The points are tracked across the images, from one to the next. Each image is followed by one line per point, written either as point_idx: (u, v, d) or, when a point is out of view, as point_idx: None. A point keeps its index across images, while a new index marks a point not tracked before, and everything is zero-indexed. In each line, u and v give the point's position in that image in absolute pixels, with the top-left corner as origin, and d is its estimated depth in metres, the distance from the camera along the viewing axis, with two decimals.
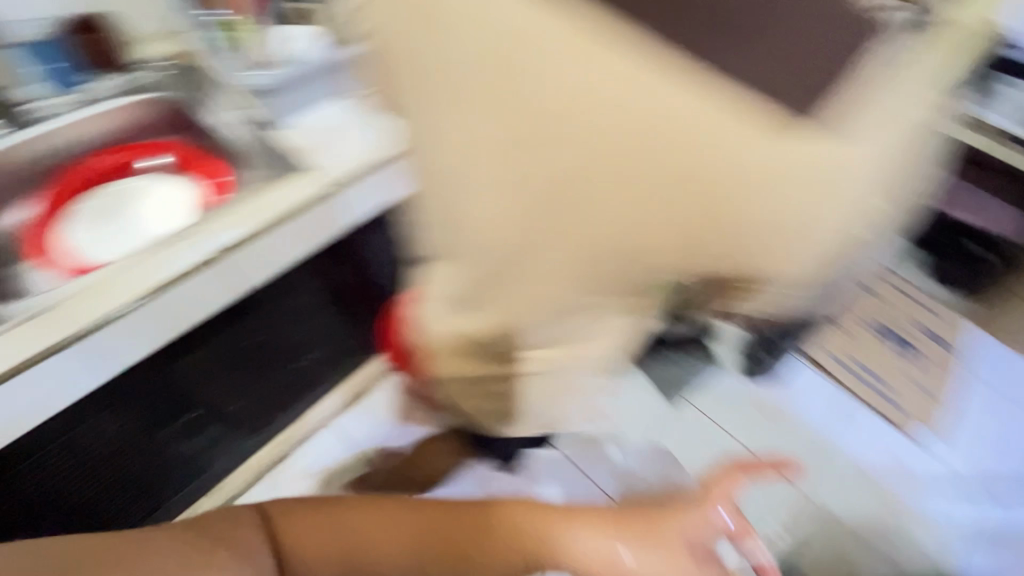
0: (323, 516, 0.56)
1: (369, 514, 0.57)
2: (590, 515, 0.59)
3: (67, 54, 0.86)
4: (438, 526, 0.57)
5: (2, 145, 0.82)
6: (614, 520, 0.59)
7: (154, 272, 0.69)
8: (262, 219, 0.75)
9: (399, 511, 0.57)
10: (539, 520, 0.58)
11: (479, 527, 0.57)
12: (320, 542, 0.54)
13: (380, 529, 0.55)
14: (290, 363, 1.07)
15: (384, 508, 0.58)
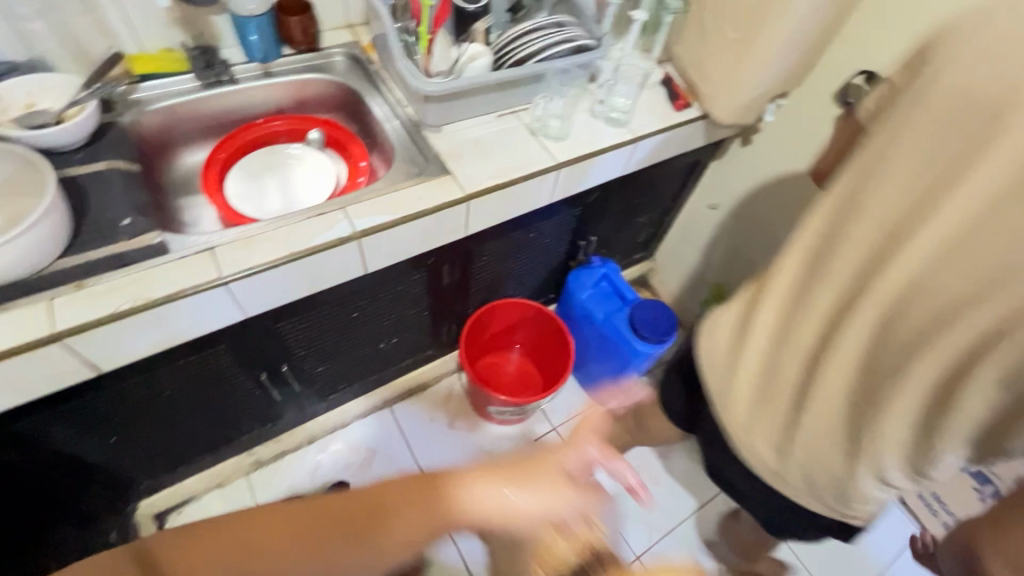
0: (180, 553, 0.42)
1: (228, 551, 0.42)
2: (478, 496, 0.49)
3: (266, 30, 0.92)
4: (334, 513, 0.46)
5: (194, 95, 0.92)
6: (502, 489, 0.50)
7: (297, 240, 0.75)
8: (400, 212, 0.80)
9: (267, 538, 0.43)
10: (433, 504, 0.48)
11: (367, 508, 0.47)
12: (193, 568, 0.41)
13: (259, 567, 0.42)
14: (373, 343, 1.14)
15: (242, 531, 0.44)
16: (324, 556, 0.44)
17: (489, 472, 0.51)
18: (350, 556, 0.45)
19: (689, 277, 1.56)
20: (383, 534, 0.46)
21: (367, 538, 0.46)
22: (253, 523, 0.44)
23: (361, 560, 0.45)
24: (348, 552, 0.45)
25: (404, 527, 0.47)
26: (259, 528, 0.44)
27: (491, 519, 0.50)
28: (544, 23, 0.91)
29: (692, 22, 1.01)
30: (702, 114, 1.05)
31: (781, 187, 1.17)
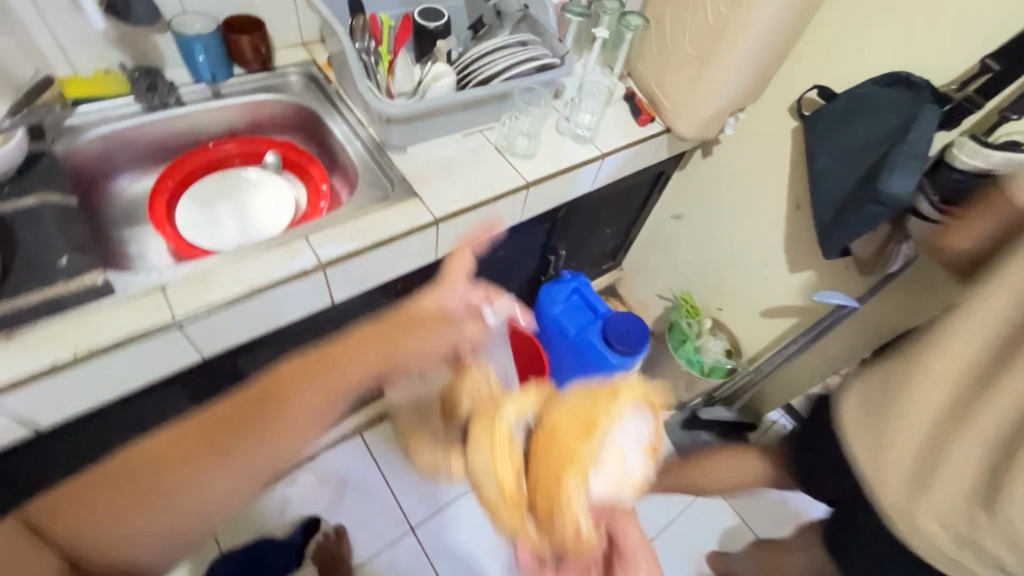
0: (94, 501, 0.50)
1: (131, 482, 0.51)
2: (353, 367, 0.60)
3: (213, 51, 0.87)
4: (216, 420, 0.55)
5: (136, 120, 0.86)
6: (360, 359, 0.61)
7: (258, 275, 0.71)
8: (367, 239, 0.77)
9: (169, 456, 0.52)
10: (321, 381, 0.58)
11: (256, 399, 0.57)
12: (113, 505, 0.49)
13: (175, 479, 0.51)
14: (342, 372, 1.09)
15: (147, 462, 0.52)
16: (229, 450, 0.54)
17: (357, 348, 0.61)
18: (250, 442, 0.54)
19: (657, 285, 1.58)
20: (277, 414, 0.56)
21: (262, 425, 0.55)
22: (156, 457, 0.52)
23: (267, 440, 0.55)
24: (248, 438, 0.54)
25: (294, 405, 0.56)
26: (161, 454, 0.53)
27: (372, 377, 0.61)
28: (508, 42, 0.90)
29: (652, 38, 1.02)
30: (666, 129, 1.06)
31: (742, 197, 1.20)
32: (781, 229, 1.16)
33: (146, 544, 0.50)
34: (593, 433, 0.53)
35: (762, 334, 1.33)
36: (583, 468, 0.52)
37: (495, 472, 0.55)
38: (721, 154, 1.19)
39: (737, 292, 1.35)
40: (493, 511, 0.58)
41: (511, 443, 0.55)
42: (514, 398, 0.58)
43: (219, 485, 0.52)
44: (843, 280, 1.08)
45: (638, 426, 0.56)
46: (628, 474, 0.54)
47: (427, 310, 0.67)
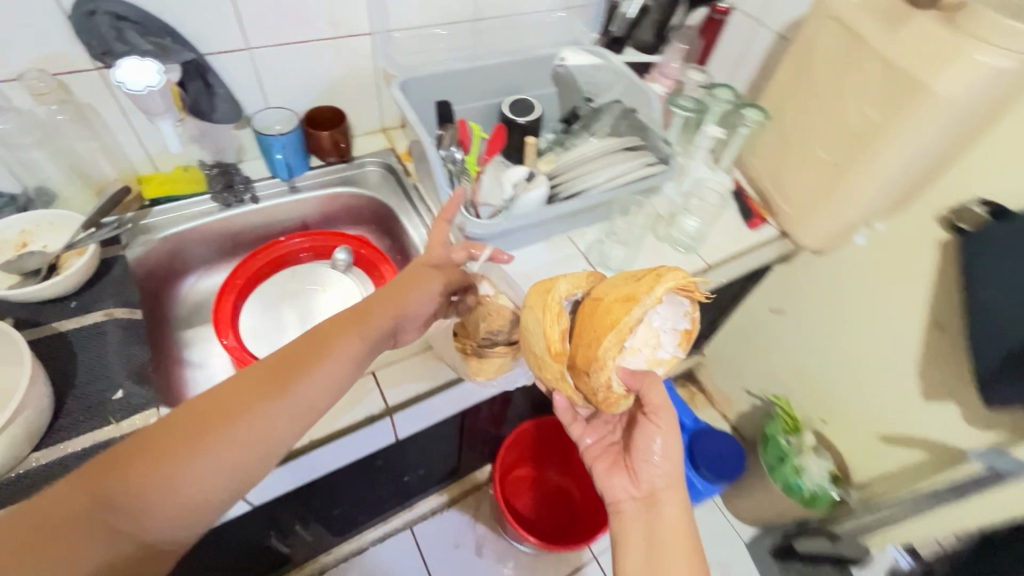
0: (138, 466, 0.44)
1: (183, 433, 0.46)
2: (383, 313, 0.59)
3: (291, 149, 0.82)
4: (271, 364, 0.52)
5: (212, 219, 0.82)
6: (391, 306, 0.59)
7: (318, 425, 0.63)
8: (440, 376, 0.69)
9: (225, 403, 0.48)
10: (362, 329, 0.57)
11: (311, 344, 0.54)
12: (173, 458, 0.45)
13: (236, 428, 0.47)
14: (399, 478, 1.00)
15: (196, 412, 0.47)
16: (289, 387, 0.50)
17: (379, 297, 0.60)
18: (307, 380, 0.51)
19: (745, 380, 1.39)
20: (333, 356, 0.53)
21: (312, 366, 0.52)
22: (207, 404, 0.48)
23: (327, 376, 0.53)
24: (303, 375, 0.52)
25: (342, 341, 0.55)
26: (213, 405, 0.48)
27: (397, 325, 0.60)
28: (609, 145, 0.81)
29: (770, 134, 0.89)
30: (781, 232, 0.92)
31: (866, 307, 1.02)
32: (918, 351, 0.96)
33: (213, 497, 0.46)
34: (634, 305, 0.49)
35: (881, 462, 1.11)
36: (623, 335, 0.49)
37: (540, 330, 0.55)
38: (841, 257, 1.01)
39: (850, 409, 1.14)
40: (540, 372, 0.59)
41: (560, 313, 0.55)
42: (565, 276, 0.58)
43: (285, 426, 0.50)
44: (1005, 429, 0.87)
45: (674, 311, 0.54)
46: (660, 352, 0.54)
47: (422, 269, 0.64)
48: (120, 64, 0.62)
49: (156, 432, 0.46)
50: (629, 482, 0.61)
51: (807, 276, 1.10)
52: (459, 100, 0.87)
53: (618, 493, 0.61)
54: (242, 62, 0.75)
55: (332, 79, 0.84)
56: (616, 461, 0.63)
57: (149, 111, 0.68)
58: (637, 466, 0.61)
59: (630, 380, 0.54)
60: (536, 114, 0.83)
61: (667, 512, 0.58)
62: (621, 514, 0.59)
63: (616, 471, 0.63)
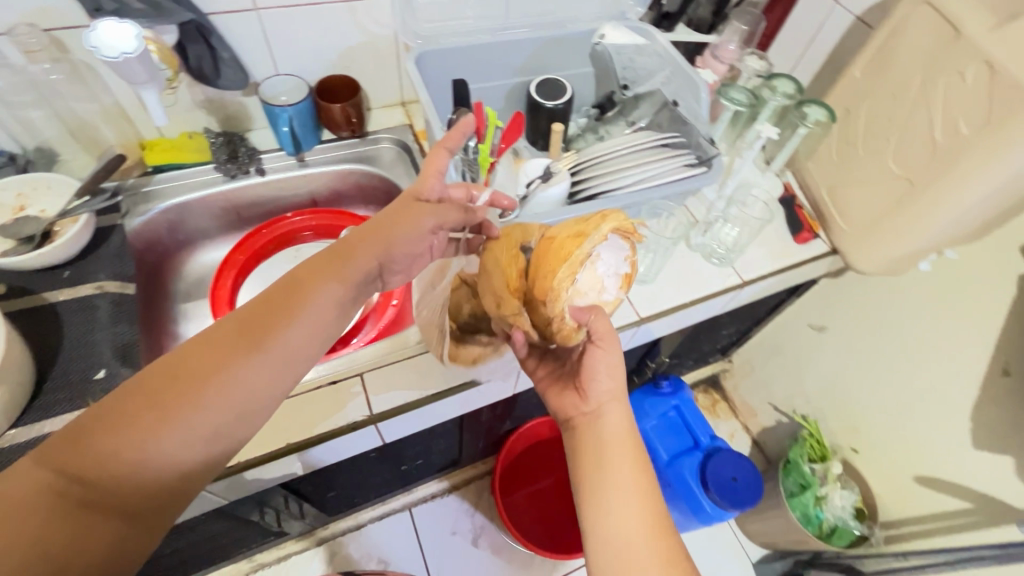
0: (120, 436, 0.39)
1: (160, 396, 0.41)
2: (365, 251, 0.50)
3: (297, 122, 0.76)
4: (247, 317, 0.46)
5: (216, 190, 0.78)
6: (375, 246, 0.51)
7: (297, 428, 0.59)
8: (436, 383, 0.64)
9: (200, 362, 0.43)
10: (340, 272, 0.49)
11: (283, 293, 0.47)
12: (148, 422, 0.40)
13: (212, 391, 0.42)
14: (399, 467, 0.98)
15: (170, 373, 0.42)
16: (266, 338, 0.45)
17: (362, 234, 0.51)
18: (285, 331, 0.45)
19: (774, 396, 1.30)
20: (310, 305, 0.47)
21: (290, 314, 0.46)
22: (180, 364, 0.43)
23: (306, 326, 0.46)
24: (282, 325, 0.45)
25: (320, 288, 0.48)
26: (188, 366, 0.43)
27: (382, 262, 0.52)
28: (645, 140, 0.72)
29: (834, 139, 0.78)
30: (832, 249, 0.81)
31: (922, 339, 0.90)
32: (976, 394, 0.85)
33: (199, 459, 0.42)
34: (583, 240, 0.52)
35: (915, 505, 1.01)
36: (573, 266, 0.52)
37: (499, 269, 0.56)
38: (900, 280, 0.90)
39: (888, 445, 1.04)
40: (496, 314, 0.58)
41: (517, 255, 0.56)
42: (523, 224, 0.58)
43: (263, 383, 0.44)
44: None
45: (616, 256, 0.54)
46: (605, 296, 0.54)
47: (408, 205, 0.54)
48: (97, 26, 0.59)
49: (131, 398, 0.41)
50: (577, 398, 0.55)
51: (856, 297, 0.99)
52: (483, 77, 0.79)
53: (569, 409, 0.55)
54: (249, 23, 0.70)
55: (346, 46, 0.78)
56: (563, 381, 0.57)
57: (132, 81, 0.63)
58: (581, 383, 0.54)
59: (577, 316, 0.53)
60: (568, 98, 0.74)
61: (613, 423, 0.52)
62: (571, 431, 0.54)
63: (566, 392, 0.56)
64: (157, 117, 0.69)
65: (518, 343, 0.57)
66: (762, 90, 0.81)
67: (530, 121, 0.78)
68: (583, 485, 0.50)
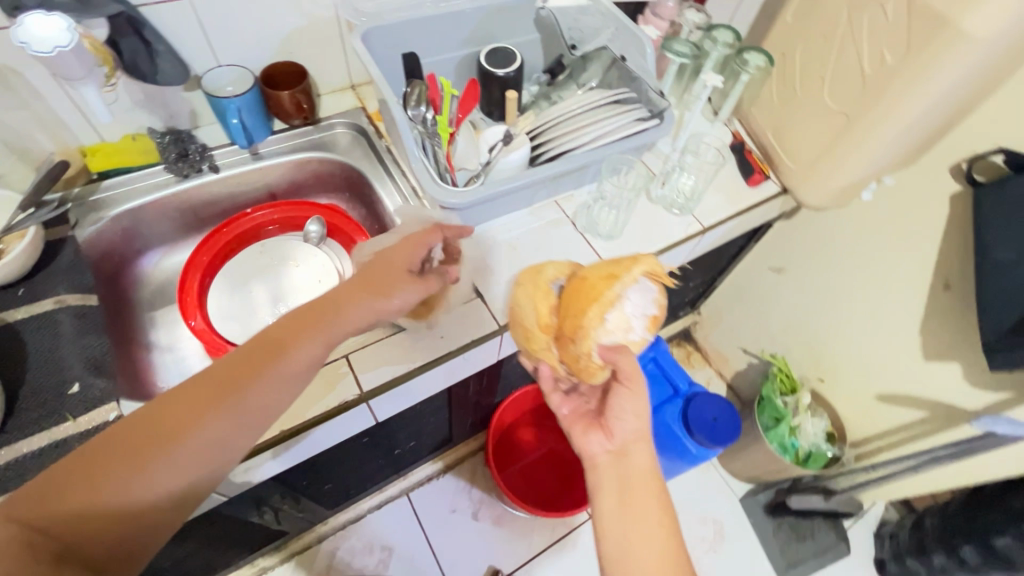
0: (87, 489, 0.41)
1: (132, 450, 0.43)
2: (349, 314, 0.51)
3: (245, 113, 0.74)
4: (222, 370, 0.47)
5: (169, 192, 0.76)
6: (358, 301, 0.52)
7: (288, 415, 0.59)
8: (420, 356, 0.65)
9: (175, 418, 0.44)
10: (317, 331, 0.50)
11: (261, 352, 0.48)
12: (117, 478, 0.42)
13: (183, 447, 0.44)
14: (392, 451, 0.99)
15: (143, 424, 0.44)
16: (238, 399, 0.46)
17: (346, 291, 0.52)
18: (257, 390, 0.47)
19: (742, 339, 1.36)
20: (282, 368, 0.48)
21: (263, 371, 0.47)
22: (153, 415, 0.44)
23: (276, 385, 0.48)
24: (257, 386, 0.47)
25: (301, 348, 0.49)
26: (158, 419, 0.44)
27: (372, 324, 0.53)
28: (597, 100, 0.74)
29: (775, 82, 0.82)
30: (783, 189, 0.85)
31: (870, 267, 0.96)
32: (922, 310, 0.92)
33: (158, 513, 0.44)
34: (614, 281, 0.58)
35: (878, 420, 1.10)
36: (602, 308, 0.57)
37: (533, 306, 0.62)
38: (846, 213, 0.96)
39: (849, 370, 1.11)
40: (527, 346, 0.65)
41: (547, 292, 0.63)
42: (553, 262, 0.65)
43: (227, 440, 0.46)
44: (1010, 388, 0.84)
45: (645, 297, 0.60)
46: (632, 336, 0.59)
47: (401, 273, 0.55)
48: (24, 20, 0.58)
49: (103, 451, 0.42)
50: (603, 439, 0.58)
51: (808, 235, 1.05)
52: (431, 50, 0.79)
53: (592, 449, 0.58)
54: (182, 12, 0.67)
55: (287, 30, 0.76)
56: (590, 422, 0.60)
57: (69, 77, 0.64)
58: (610, 423, 0.58)
59: (605, 356, 0.58)
60: (518, 64, 0.75)
61: (640, 461, 0.56)
62: (596, 471, 0.56)
63: (591, 430, 0.59)
64: (101, 116, 0.71)
65: (546, 374, 0.65)
66: (704, 42, 0.84)
67: (483, 92, 0.78)
68: (605, 521, 0.52)
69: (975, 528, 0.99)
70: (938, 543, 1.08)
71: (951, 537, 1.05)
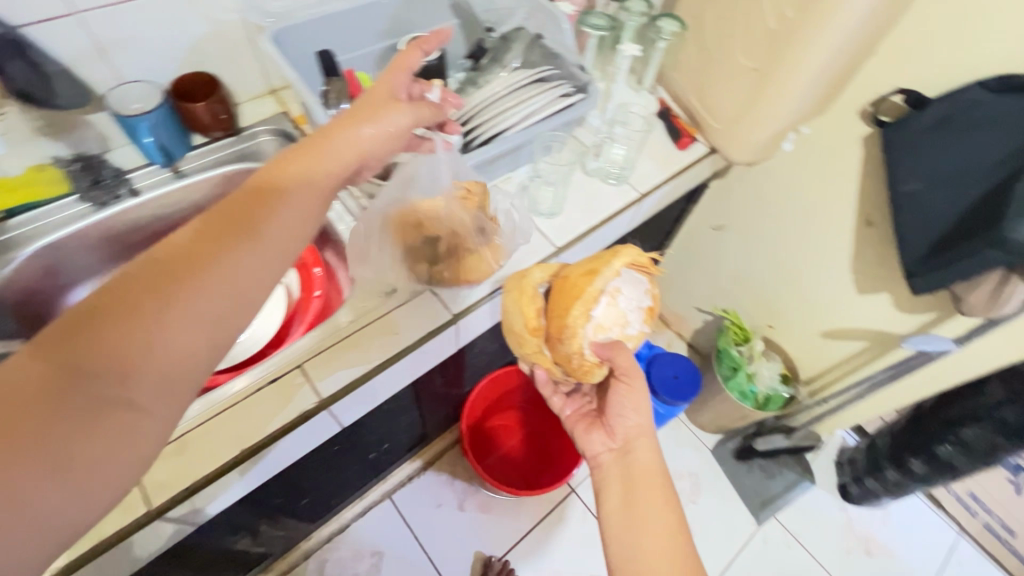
0: (112, 328, 0.35)
1: (155, 283, 0.37)
2: (346, 151, 0.49)
3: (160, 130, 0.71)
4: (230, 208, 0.42)
5: (86, 223, 0.71)
6: (351, 135, 0.50)
7: (246, 434, 0.58)
8: (376, 356, 0.65)
9: (193, 251, 0.39)
10: (317, 173, 0.47)
11: (264, 188, 0.44)
12: (149, 307, 0.36)
13: (214, 276, 0.39)
14: (366, 455, 0.98)
15: (152, 268, 0.38)
16: (256, 232, 0.42)
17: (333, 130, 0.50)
18: (273, 221, 0.43)
19: (695, 299, 1.41)
20: (292, 197, 0.45)
21: (275, 206, 0.44)
22: (160, 260, 0.38)
23: (289, 222, 0.44)
24: (272, 216, 0.43)
25: (307, 174, 0.46)
26: (173, 254, 0.39)
27: (363, 164, 0.52)
28: (521, 80, 0.75)
29: (691, 47, 0.84)
30: (711, 149, 0.89)
31: (800, 215, 1.02)
32: (849, 248, 0.98)
33: (201, 356, 0.38)
34: (596, 278, 0.63)
35: (824, 355, 1.17)
36: (588, 304, 0.63)
37: (521, 312, 0.68)
38: (772, 165, 1.00)
39: (793, 314, 1.18)
40: (524, 351, 0.72)
41: (535, 294, 0.68)
42: (540, 265, 0.69)
43: (259, 273, 0.41)
44: (932, 309, 0.91)
45: (636, 289, 0.66)
46: (629, 329, 0.66)
47: (383, 101, 0.53)
48: None
49: (123, 288, 0.36)
50: (605, 437, 0.67)
51: (742, 191, 1.09)
52: (349, 46, 0.77)
53: (596, 448, 0.67)
54: (70, 29, 0.63)
55: (191, 38, 0.72)
56: (592, 422, 0.70)
57: None
58: (613, 421, 0.67)
59: (600, 352, 0.65)
60: (439, 52, 0.74)
61: (643, 457, 0.63)
62: (600, 466, 0.65)
63: (594, 429, 0.69)
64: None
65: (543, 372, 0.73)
66: (621, 13, 0.86)
67: None
68: (610, 517, 0.59)
69: (915, 440, 1.08)
70: (888, 460, 1.17)
71: (897, 450, 1.14)
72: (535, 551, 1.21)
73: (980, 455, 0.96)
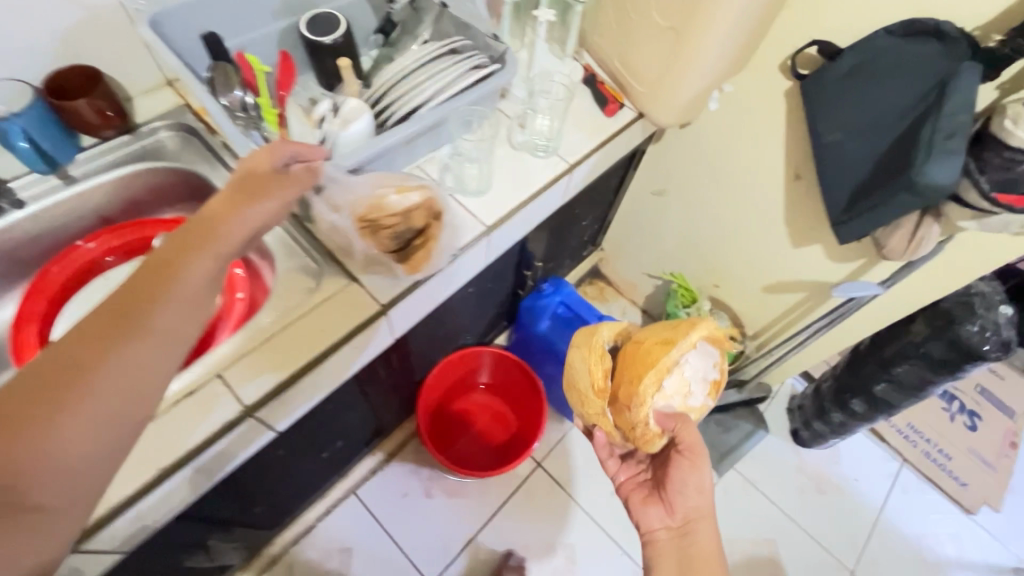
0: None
1: (38, 398, 0.36)
2: (235, 226, 0.48)
3: (38, 132, 0.65)
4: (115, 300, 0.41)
5: None
6: (239, 211, 0.49)
7: (165, 450, 0.55)
8: (302, 356, 0.61)
9: (77, 355, 0.38)
10: (208, 249, 0.45)
11: (154, 273, 0.43)
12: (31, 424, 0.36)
13: (100, 380, 0.38)
14: (319, 454, 0.95)
15: (35, 381, 0.37)
16: (144, 324, 0.40)
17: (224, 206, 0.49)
18: (163, 309, 0.41)
19: (644, 265, 1.42)
20: (185, 280, 0.43)
21: (163, 293, 0.42)
22: (45, 369, 0.38)
23: (184, 306, 0.42)
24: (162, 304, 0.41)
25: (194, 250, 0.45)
26: (57, 361, 0.38)
27: (261, 230, 0.51)
28: (432, 53, 0.71)
29: (609, 9, 0.82)
30: (638, 114, 0.87)
31: (732, 174, 1.03)
32: (781, 204, 1.00)
33: (95, 461, 0.38)
34: (671, 348, 0.69)
35: (767, 309, 1.20)
36: (661, 373, 0.68)
37: (590, 370, 0.76)
38: (703, 125, 1.00)
39: (736, 272, 1.20)
40: (586, 410, 0.78)
41: (602, 355, 0.76)
42: (608, 326, 0.80)
43: (153, 363, 0.40)
44: (859, 256, 0.94)
45: (705, 361, 0.72)
46: (692, 401, 0.71)
47: (270, 176, 0.53)
48: None
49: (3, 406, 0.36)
50: (664, 513, 0.71)
51: (678, 153, 1.09)
52: (242, 26, 0.71)
53: (652, 522, 0.71)
54: None
55: (59, 28, 0.65)
56: (649, 495, 0.74)
57: None
58: (672, 498, 0.71)
59: (664, 423, 0.70)
60: (343, 29, 0.70)
61: (701, 539, 0.67)
62: (654, 543, 0.69)
63: (651, 503, 0.73)
64: None
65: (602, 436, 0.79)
66: None
67: (311, 64, 0.72)
68: None
69: (854, 380, 1.13)
70: (834, 403, 1.22)
71: (838, 393, 1.20)
72: (504, 528, 1.22)
73: (912, 390, 1.02)
